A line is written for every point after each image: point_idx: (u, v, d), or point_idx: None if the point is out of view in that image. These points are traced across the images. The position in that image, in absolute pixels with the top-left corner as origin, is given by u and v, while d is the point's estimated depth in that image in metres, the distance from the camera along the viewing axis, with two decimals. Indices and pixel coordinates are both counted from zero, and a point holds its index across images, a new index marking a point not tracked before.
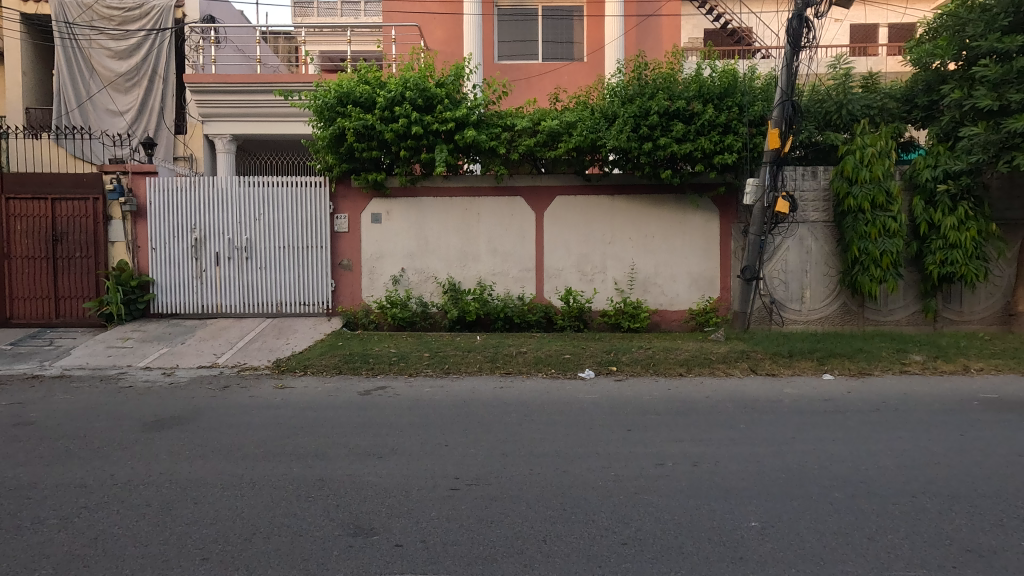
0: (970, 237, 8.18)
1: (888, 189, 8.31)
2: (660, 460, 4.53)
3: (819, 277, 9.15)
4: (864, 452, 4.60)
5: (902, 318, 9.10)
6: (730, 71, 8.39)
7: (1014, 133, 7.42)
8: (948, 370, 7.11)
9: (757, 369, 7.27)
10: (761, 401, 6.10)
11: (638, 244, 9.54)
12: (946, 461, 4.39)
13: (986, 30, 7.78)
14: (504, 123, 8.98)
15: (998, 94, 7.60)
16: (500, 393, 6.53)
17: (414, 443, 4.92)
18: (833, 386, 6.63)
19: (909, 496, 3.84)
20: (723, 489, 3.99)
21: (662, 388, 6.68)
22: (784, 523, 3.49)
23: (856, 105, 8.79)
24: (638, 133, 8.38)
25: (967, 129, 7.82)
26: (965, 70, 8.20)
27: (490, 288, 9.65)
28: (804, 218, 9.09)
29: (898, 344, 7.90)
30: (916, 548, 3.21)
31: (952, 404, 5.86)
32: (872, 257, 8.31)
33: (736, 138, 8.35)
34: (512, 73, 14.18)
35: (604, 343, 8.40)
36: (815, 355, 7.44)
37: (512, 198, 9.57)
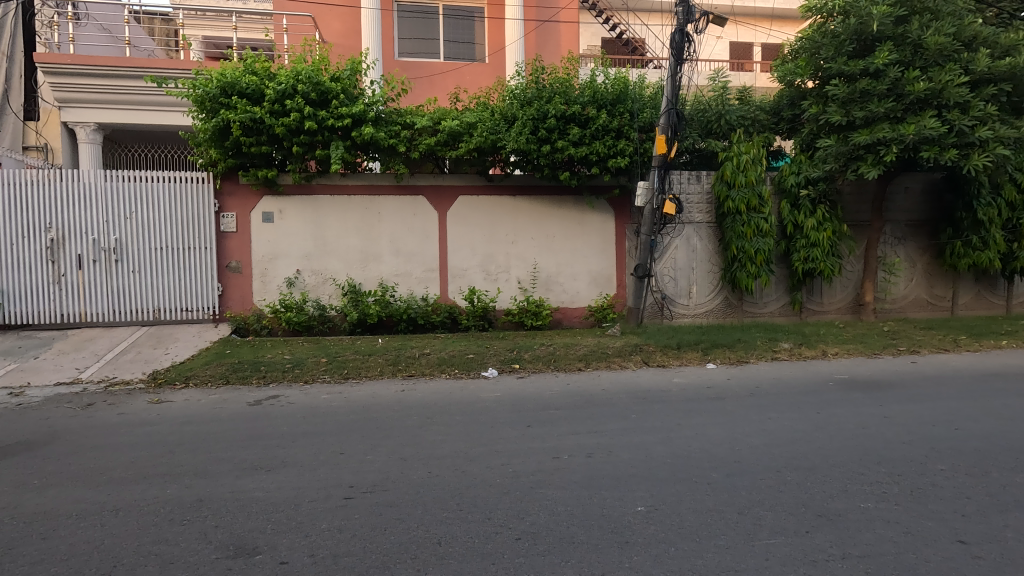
0: (827, 237, 9.23)
1: (759, 193, 9.16)
2: (557, 453, 4.67)
3: (703, 274, 9.88)
4: (739, 434, 5.03)
5: (775, 310, 10.08)
6: (621, 79, 8.82)
7: (859, 146, 8.43)
8: (810, 355, 7.99)
9: (649, 361, 7.73)
10: (652, 391, 6.49)
11: (540, 244, 9.77)
12: (806, 437, 4.91)
13: (835, 54, 8.74)
14: (404, 121, 8.83)
15: (846, 111, 8.59)
16: (402, 396, 6.41)
17: (308, 453, 4.70)
18: (714, 374, 7.21)
19: (774, 471, 4.25)
20: (614, 477, 4.18)
21: (562, 383, 6.89)
22: (667, 505, 3.73)
23: (733, 116, 9.62)
24: (536, 135, 8.60)
25: (822, 141, 8.78)
26: (821, 88, 9.19)
27: (393, 289, 9.42)
28: (690, 219, 9.77)
29: (770, 334, 8.75)
30: (777, 518, 3.56)
31: (812, 385, 6.58)
32: (748, 255, 9.13)
33: (628, 143, 8.80)
34: (413, 70, 13.98)
35: (507, 341, 8.52)
36: (700, 347, 8.04)
37: (414, 198, 9.44)
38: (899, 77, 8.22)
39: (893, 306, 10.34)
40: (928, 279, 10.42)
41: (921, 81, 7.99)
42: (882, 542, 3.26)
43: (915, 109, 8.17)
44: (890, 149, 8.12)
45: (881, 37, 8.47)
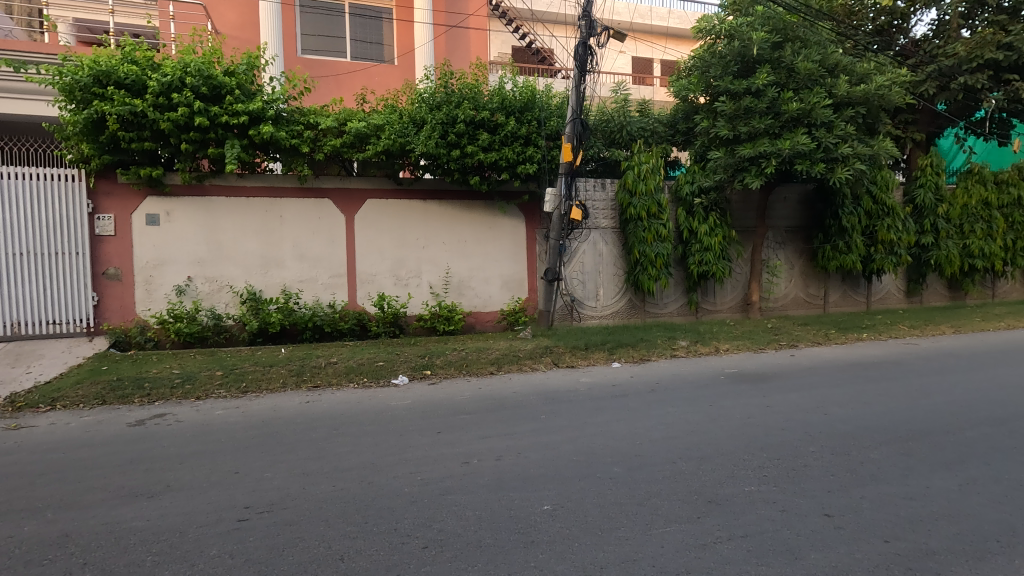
0: (718, 242, 9.99)
1: (658, 201, 9.73)
2: (467, 458, 4.67)
3: (609, 277, 10.32)
4: (640, 429, 5.30)
5: (674, 309, 10.74)
6: (529, 87, 9.02)
7: (744, 159, 9.20)
8: (704, 351, 8.59)
9: (558, 362, 7.95)
10: (561, 391, 6.68)
11: (452, 249, 9.74)
12: (699, 429, 5.26)
13: (722, 73, 9.51)
14: (307, 121, 8.46)
15: (732, 126, 9.35)
16: (306, 408, 6.12)
17: (198, 474, 4.35)
18: (620, 372, 7.54)
19: (671, 462, 4.52)
20: (522, 478, 4.25)
21: (473, 387, 6.90)
22: (572, 502, 3.85)
23: (634, 127, 10.18)
24: (446, 140, 8.60)
25: (713, 153, 9.49)
26: (711, 104, 9.95)
27: (296, 296, 8.97)
28: (596, 225, 10.17)
29: (669, 333, 9.31)
30: (672, 506, 3.79)
31: (706, 380, 7.07)
32: (649, 258, 9.67)
33: (536, 150, 9.03)
34: (317, 69, 13.44)
35: (418, 347, 8.41)
36: (606, 347, 8.39)
37: (319, 201, 9.06)
38: (776, 97, 9.06)
39: (776, 305, 11.37)
40: (804, 279, 11.57)
41: (793, 102, 8.86)
42: (762, 522, 3.57)
43: (789, 126, 9.03)
44: (769, 162, 8.92)
45: (760, 60, 9.32)
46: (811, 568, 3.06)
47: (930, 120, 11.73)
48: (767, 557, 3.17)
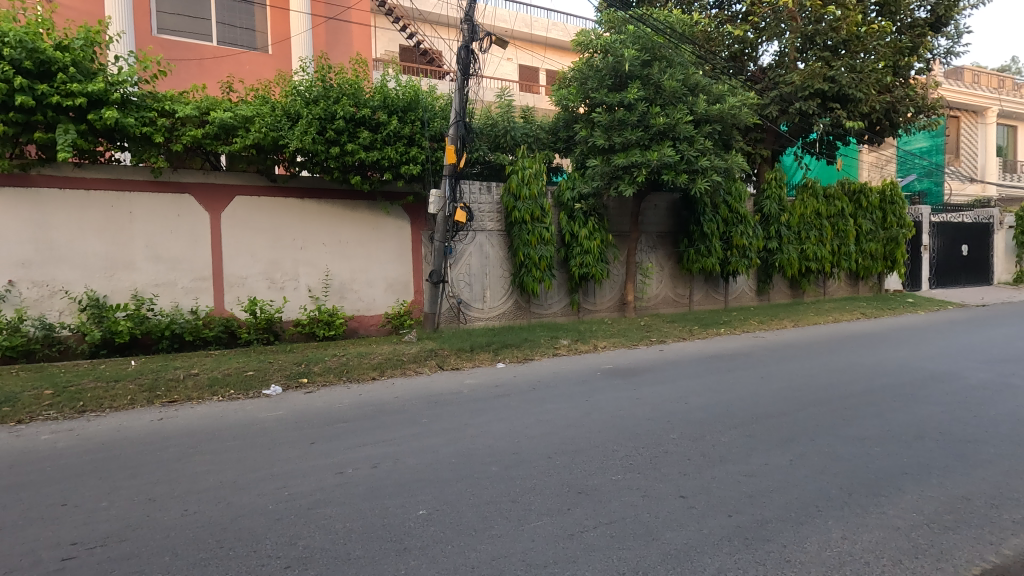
0: (597, 245, 10.54)
1: (541, 205, 10.05)
2: (341, 468, 4.47)
3: (495, 279, 10.48)
4: (520, 427, 5.42)
5: (557, 310, 11.15)
6: (413, 87, 8.91)
7: (618, 167, 9.79)
8: (584, 349, 9.02)
9: (443, 365, 7.91)
10: (445, 394, 6.65)
11: (332, 250, 9.31)
12: (574, 424, 5.49)
13: (598, 85, 10.08)
14: (162, 108, 7.65)
15: (608, 136, 9.93)
16: (158, 425, 5.50)
17: (12, 510, 3.73)
18: (504, 372, 7.67)
19: (547, 457, 4.67)
20: (398, 485, 4.16)
21: (352, 394, 6.63)
22: (448, 504, 3.83)
23: (517, 133, 10.45)
24: (323, 136, 8.23)
25: (590, 161, 9.99)
26: (589, 114, 10.49)
27: (151, 301, 8.05)
28: (482, 227, 10.28)
29: (552, 332, 9.66)
30: (544, 500, 3.92)
31: (584, 376, 7.42)
32: (533, 261, 9.96)
33: (420, 151, 8.93)
34: (176, 51, 12.19)
35: (294, 354, 7.93)
36: (491, 348, 8.50)
37: (178, 196, 8.22)
38: (645, 111, 9.77)
39: (648, 304, 12.24)
40: (672, 280, 12.57)
41: (660, 117, 9.60)
42: (626, 507, 3.80)
43: (658, 139, 9.76)
44: (640, 171, 9.57)
45: (632, 75, 10.01)
46: (666, 546, 3.31)
47: (774, 139, 13.31)
48: (628, 541, 3.37)
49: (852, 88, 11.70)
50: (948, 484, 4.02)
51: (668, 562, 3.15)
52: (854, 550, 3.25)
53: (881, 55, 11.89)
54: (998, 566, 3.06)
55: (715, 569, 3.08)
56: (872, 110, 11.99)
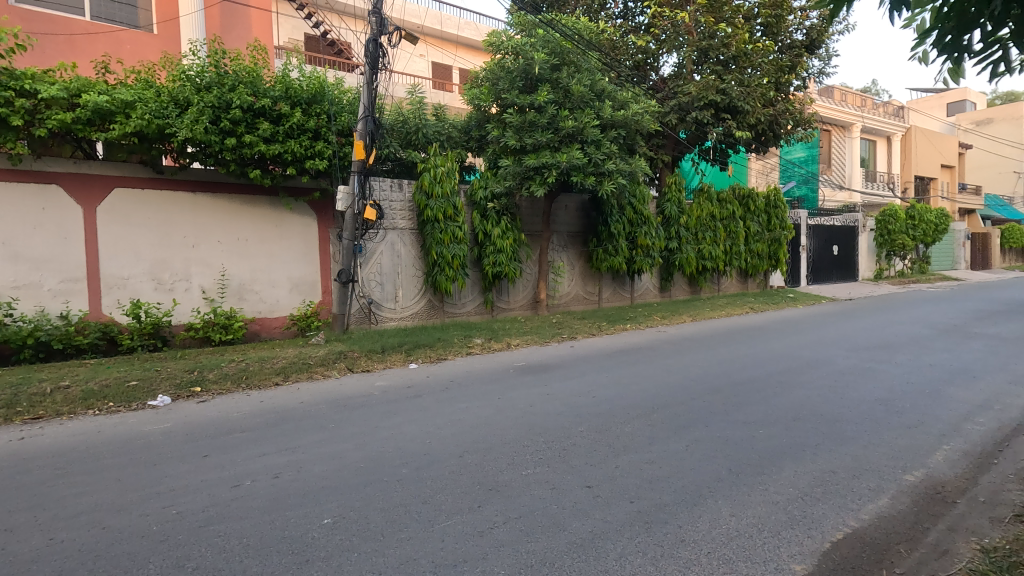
0: (509, 244, 10.68)
1: (454, 204, 10.00)
2: (238, 481, 4.20)
3: (407, 278, 10.30)
4: (431, 428, 5.37)
5: (471, 309, 11.18)
6: (317, 78, 8.55)
7: (529, 168, 9.97)
8: (497, 347, 9.12)
9: (353, 367, 7.67)
10: (354, 397, 6.44)
11: (229, 249, 8.71)
12: (486, 422, 5.53)
13: (510, 86, 10.22)
14: (21, 87, 6.77)
15: (520, 137, 10.09)
16: (18, 446, 4.86)
17: None
18: (416, 373, 7.57)
19: (458, 457, 4.67)
20: (302, 494, 3.97)
21: (253, 401, 6.24)
22: (354, 511, 3.72)
23: (429, 130, 10.36)
24: (218, 126, 7.68)
25: (503, 160, 10.10)
26: (501, 115, 10.61)
27: (9, 306, 7.09)
28: (393, 225, 10.07)
29: (466, 332, 9.66)
30: (455, 499, 3.91)
31: (497, 374, 7.49)
32: (446, 259, 9.89)
33: (326, 146, 8.59)
34: (40, 23, 10.85)
35: (185, 361, 7.32)
36: (403, 348, 8.35)
37: (44, 187, 7.32)
38: (555, 114, 10.03)
39: (560, 301, 12.59)
40: (582, 278, 13.00)
41: (569, 120, 9.90)
42: (535, 501, 3.88)
43: (567, 142, 10.05)
44: (550, 172, 9.80)
45: (542, 78, 10.25)
46: (572, 536, 3.42)
47: (674, 146, 14.17)
48: (536, 534, 3.44)
49: (741, 100, 12.72)
50: (819, 460, 4.48)
51: (574, 551, 3.25)
52: (740, 525, 3.54)
53: (765, 72, 13.01)
54: (857, 530, 3.46)
55: (617, 554, 3.23)
56: (757, 122, 13.10)
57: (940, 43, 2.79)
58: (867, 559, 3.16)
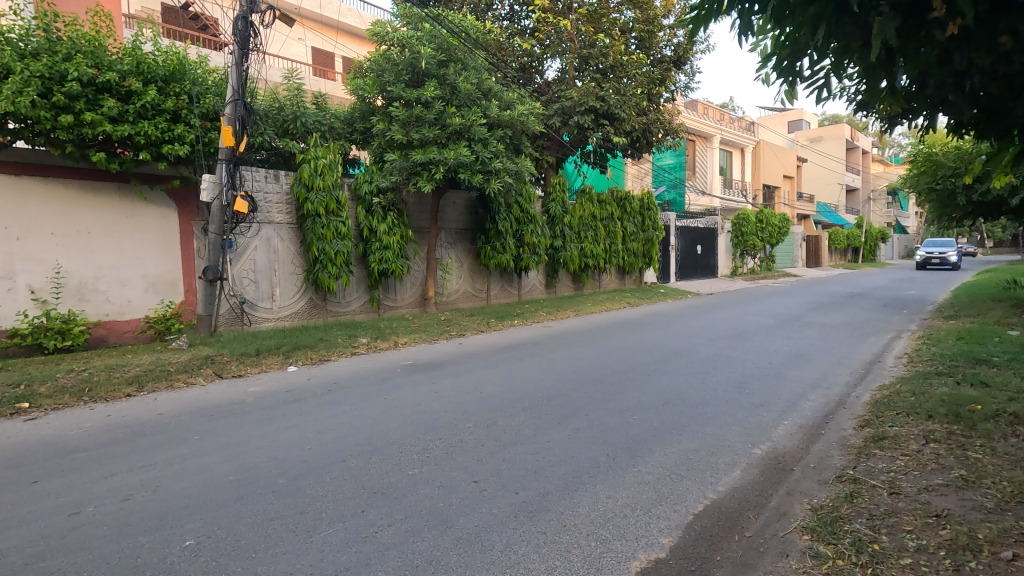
0: (396, 240, 10.44)
1: (336, 197, 9.55)
2: (78, 508, 3.67)
3: (285, 276, 9.66)
4: (311, 433, 5.09)
5: (356, 307, 10.76)
6: (176, 54, 7.72)
7: (417, 163, 9.79)
8: (384, 346, 8.88)
9: (222, 373, 7.03)
10: (223, 405, 5.91)
11: (66, 243, 7.57)
12: (371, 423, 5.36)
13: (395, 79, 10.02)
14: None
15: (406, 131, 9.91)
16: None
17: None
18: (295, 376, 7.13)
19: (340, 462, 4.47)
20: (159, 516, 3.57)
21: (98, 416, 5.49)
22: (222, 528, 3.42)
23: (309, 119, 9.83)
24: (49, 100, 6.65)
25: (388, 154, 9.83)
26: (386, 107, 10.34)
27: None
28: (268, 219, 9.38)
29: (350, 331, 9.28)
30: (336, 506, 3.73)
31: (383, 374, 7.29)
32: (329, 256, 9.41)
33: (188, 130, 7.79)
34: None
35: (9, 374, 6.24)
36: (281, 351, 7.83)
37: None
38: (442, 110, 9.95)
39: (448, 299, 12.56)
40: (471, 275, 13.09)
41: (456, 117, 9.87)
42: (421, 501, 3.83)
43: (454, 139, 10.00)
44: (438, 169, 9.70)
45: (429, 73, 10.14)
46: (459, 532, 3.43)
47: (558, 147, 14.73)
48: (422, 533, 3.41)
49: (617, 108, 13.53)
50: (684, 441, 4.91)
51: (460, 547, 3.26)
52: (616, 506, 3.78)
53: (638, 82, 13.95)
54: (715, 501, 3.85)
55: (503, 545, 3.29)
56: (632, 129, 14.02)
57: (778, 68, 3.16)
58: (722, 527, 3.52)
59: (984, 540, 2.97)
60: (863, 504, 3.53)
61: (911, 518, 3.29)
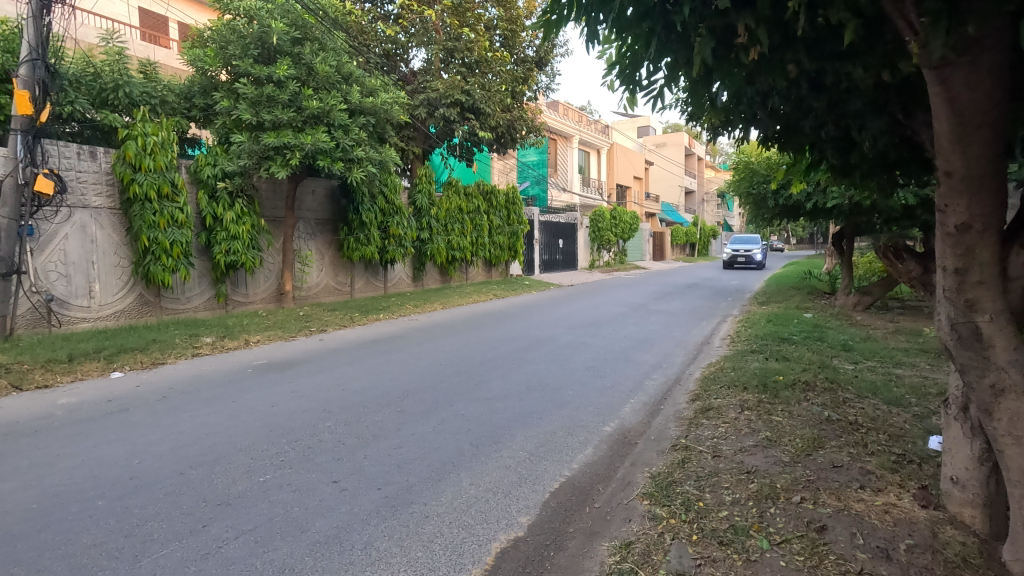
0: (246, 230, 9.62)
1: (172, 180, 8.50)
2: None
3: (107, 269, 8.38)
4: (141, 446, 4.50)
5: (198, 304, 9.70)
6: None
7: (269, 147, 9.07)
8: (231, 346, 8.11)
9: (22, 384, 5.92)
10: (23, 421, 5.00)
11: None
12: (216, 430, 4.89)
13: (242, 54, 9.19)
14: None
15: (255, 111, 9.13)
16: None
17: None
18: (122, 383, 6.25)
19: (177, 474, 4.02)
20: None
21: None
22: (21, 565, 2.91)
23: (135, 90, 8.64)
24: None
25: (235, 136, 8.96)
26: (232, 83, 9.44)
27: None
28: (83, 203, 8.07)
29: (191, 330, 8.35)
30: (172, 524, 3.36)
31: (230, 375, 6.67)
32: (163, 247, 8.35)
33: None
34: None
35: None
36: (101, 355, 6.80)
37: None
38: (297, 91, 9.29)
39: (308, 293, 11.85)
40: (333, 268, 12.48)
41: (313, 100, 9.26)
42: (273, 508, 3.59)
43: (311, 123, 9.39)
44: (293, 154, 9.05)
45: (281, 51, 9.42)
46: (316, 535, 3.28)
47: (424, 139, 14.58)
48: (273, 542, 3.19)
49: (482, 103, 13.73)
50: (542, 424, 5.17)
51: (316, 551, 3.12)
52: (478, 492, 3.88)
53: (502, 80, 14.23)
54: (569, 478, 4.12)
55: (362, 544, 3.21)
56: (497, 124, 14.32)
57: (621, 75, 3.43)
58: (575, 501, 3.79)
59: (780, 488, 3.55)
60: (691, 468, 4.01)
61: (728, 476, 3.82)
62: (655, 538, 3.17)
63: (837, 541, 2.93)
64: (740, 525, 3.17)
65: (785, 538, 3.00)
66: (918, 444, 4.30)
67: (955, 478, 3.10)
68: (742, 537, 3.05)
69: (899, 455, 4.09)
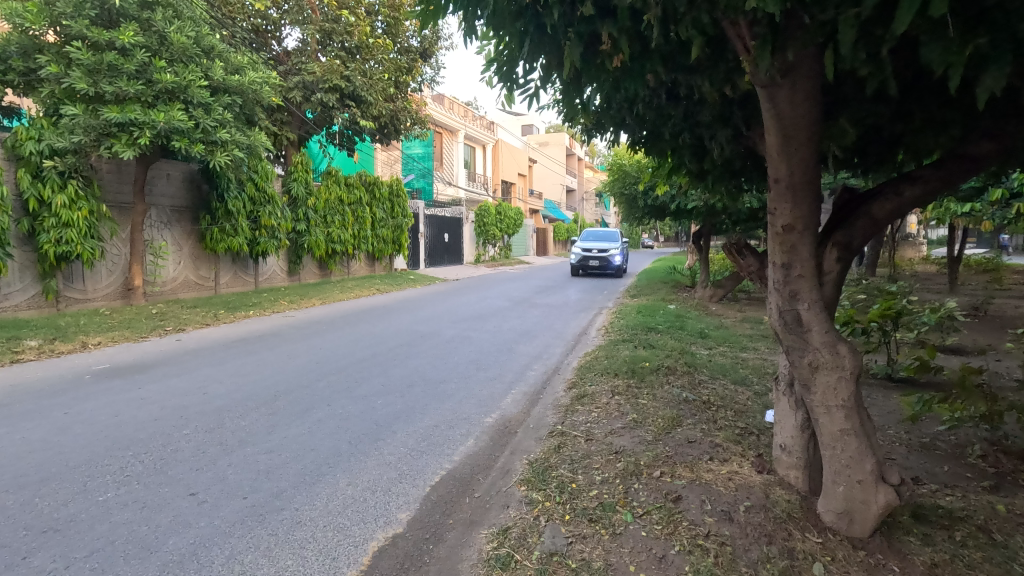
0: (82, 217, 8.41)
1: None
2: None
3: None
4: None
5: (20, 302, 8.31)
6: None
7: (110, 123, 7.98)
8: (65, 349, 7.06)
9: None
10: None
11: None
12: (42, 447, 4.22)
13: (75, 13, 7.98)
14: None
15: (93, 81, 7.97)
16: None
17: None
18: None
19: None
20: None
21: None
22: None
23: None
24: None
25: (66, 107, 7.75)
26: (62, 46, 8.17)
27: None
28: None
29: (9, 332, 7.15)
30: None
31: (62, 384, 5.80)
32: None
33: None
34: None
35: None
36: None
37: None
38: (147, 62, 8.27)
39: (164, 289, 10.65)
40: (192, 261, 11.31)
41: (167, 73, 8.30)
42: (115, 529, 3.19)
43: (164, 99, 8.42)
44: (142, 133, 8.06)
45: (126, 15, 8.33)
46: (168, 554, 2.97)
47: (299, 124, 13.77)
48: (115, 567, 2.84)
49: (364, 90, 13.24)
50: (423, 419, 5.14)
51: (169, 571, 2.83)
52: (356, 492, 3.76)
53: (385, 68, 13.79)
54: (450, 471, 4.14)
55: (224, 558, 2.96)
56: (380, 114, 13.87)
57: (499, 72, 3.48)
58: (454, 492, 3.82)
59: (644, 465, 3.85)
60: (566, 452, 4.22)
61: (599, 457, 4.08)
62: (531, 521, 3.29)
63: (689, 509, 3.24)
64: (608, 502, 3.40)
65: (646, 511, 3.26)
66: (756, 418, 4.91)
67: (784, 446, 3.56)
68: (609, 513, 3.27)
69: (741, 428, 4.63)
